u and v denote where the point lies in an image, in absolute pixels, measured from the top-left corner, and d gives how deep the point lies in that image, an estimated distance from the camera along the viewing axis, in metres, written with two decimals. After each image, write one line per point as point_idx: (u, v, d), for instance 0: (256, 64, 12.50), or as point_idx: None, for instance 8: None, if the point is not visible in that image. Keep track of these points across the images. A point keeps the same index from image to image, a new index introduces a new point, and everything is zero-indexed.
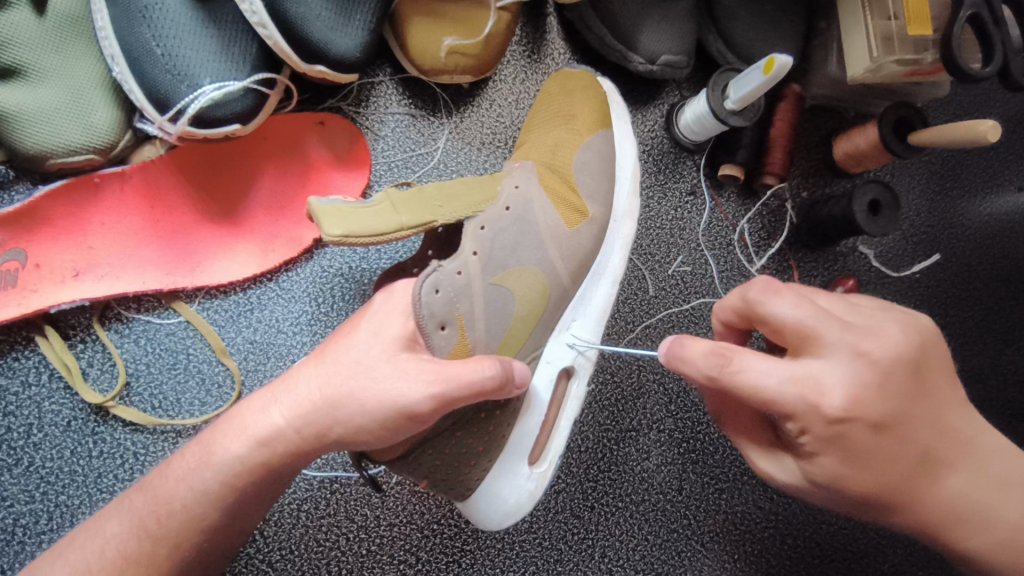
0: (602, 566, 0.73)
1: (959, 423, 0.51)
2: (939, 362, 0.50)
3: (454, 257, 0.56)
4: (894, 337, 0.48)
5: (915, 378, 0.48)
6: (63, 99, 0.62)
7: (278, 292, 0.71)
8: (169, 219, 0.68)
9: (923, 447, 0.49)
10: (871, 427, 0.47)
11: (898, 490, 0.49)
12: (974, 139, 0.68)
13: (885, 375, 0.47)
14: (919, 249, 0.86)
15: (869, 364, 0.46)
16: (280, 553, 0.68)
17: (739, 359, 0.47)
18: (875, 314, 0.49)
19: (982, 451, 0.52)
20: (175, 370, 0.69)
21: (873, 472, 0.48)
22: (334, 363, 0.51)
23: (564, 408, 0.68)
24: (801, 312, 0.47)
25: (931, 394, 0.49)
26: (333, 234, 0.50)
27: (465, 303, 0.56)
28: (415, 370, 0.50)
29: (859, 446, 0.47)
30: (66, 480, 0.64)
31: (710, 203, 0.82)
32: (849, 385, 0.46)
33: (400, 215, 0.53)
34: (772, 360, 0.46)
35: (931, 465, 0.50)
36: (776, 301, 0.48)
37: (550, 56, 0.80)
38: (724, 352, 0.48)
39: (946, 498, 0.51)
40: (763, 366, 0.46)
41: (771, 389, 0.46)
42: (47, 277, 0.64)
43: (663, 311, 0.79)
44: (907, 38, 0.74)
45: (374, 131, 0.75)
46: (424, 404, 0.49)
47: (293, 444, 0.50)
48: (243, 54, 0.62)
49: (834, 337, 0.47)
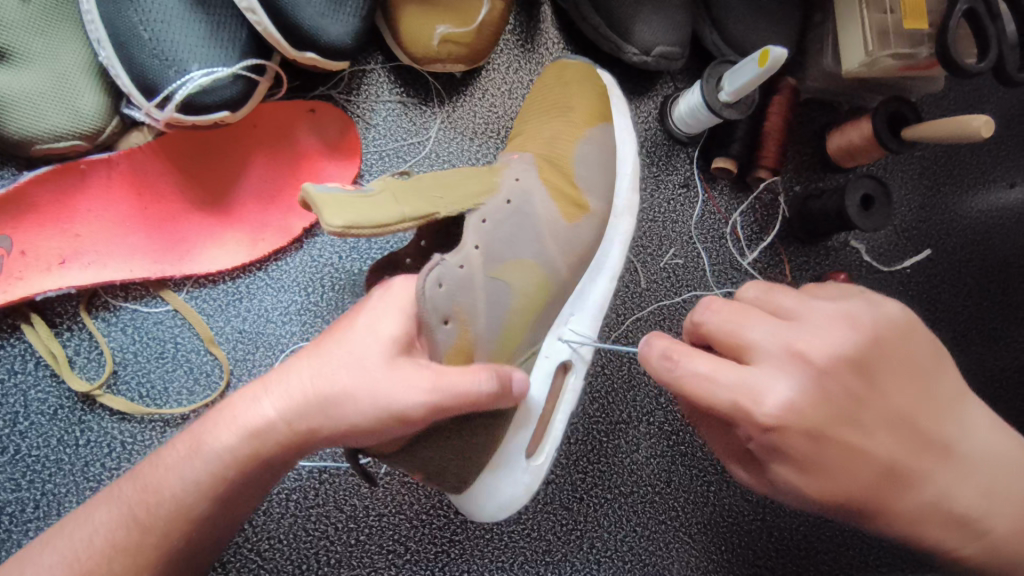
0: (590, 556, 0.73)
1: (932, 420, 0.49)
2: (893, 356, 0.48)
3: (456, 251, 0.56)
4: (843, 339, 0.47)
5: (863, 379, 0.47)
6: (49, 83, 0.61)
7: (267, 281, 0.71)
8: (157, 206, 0.67)
9: (881, 452, 0.47)
10: (817, 438, 0.46)
11: (864, 495, 0.48)
12: (967, 134, 0.68)
13: (831, 376, 0.46)
14: (910, 245, 0.86)
15: (812, 366, 0.46)
16: (269, 542, 0.68)
17: (685, 364, 0.47)
18: (824, 310, 0.49)
19: (971, 446, 0.51)
20: (163, 359, 0.68)
21: (834, 481, 0.47)
22: (331, 357, 0.50)
23: (559, 401, 0.68)
24: (745, 316, 0.48)
25: (884, 392, 0.48)
26: (333, 225, 0.49)
27: (466, 297, 0.56)
28: (413, 376, 0.50)
29: (815, 456, 0.46)
30: (53, 468, 0.64)
31: (703, 196, 0.82)
32: (794, 388, 0.45)
33: (403, 207, 0.53)
34: (716, 362, 0.46)
35: (893, 471, 0.48)
36: (711, 312, 0.49)
37: (544, 46, 0.79)
38: (673, 355, 0.48)
39: (925, 497, 0.49)
40: (708, 367, 0.47)
41: (719, 390, 0.46)
42: (33, 264, 0.63)
43: (654, 304, 0.79)
44: (903, 31, 0.73)
45: (366, 120, 0.75)
46: (418, 410, 0.49)
47: (284, 437, 0.49)
48: (232, 40, 0.61)
49: (770, 340, 0.47)
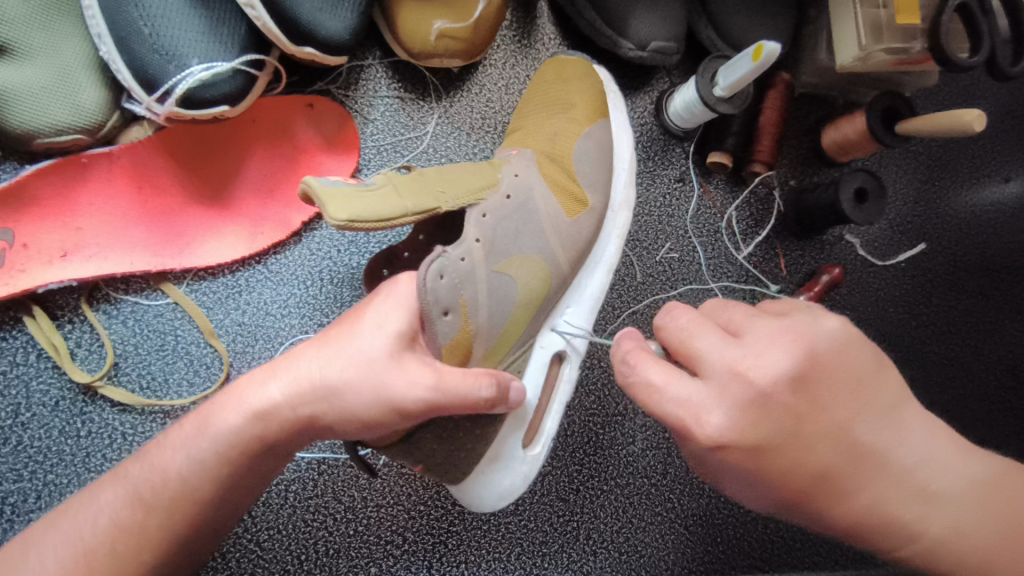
0: (586, 548, 0.74)
1: (879, 438, 0.48)
2: (840, 373, 0.47)
3: (457, 243, 0.56)
4: (779, 358, 0.46)
5: (805, 395, 0.46)
6: (50, 78, 0.61)
7: (266, 274, 0.71)
8: (158, 200, 0.68)
9: (820, 463, 0.47)
10: (752, 453, 0.46)
11: (808, 495, 0.48)
12: (959, 128, 0.69)
13: (769, 395, 0.46)
14: (904, 238, 0.86)
15: (748, 384, 0.46)
16: (268, 532, 0.68)
17: (639, 369, 0.48)
18: (768, 327, 0.47)
19: (935, 463, 0.49)
20: (164, 351, 0.69)
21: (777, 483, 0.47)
22: (342, 350, 0.51)
23: (556, 392, 0.68)
24: (700, 326, 0.48)
25: (827, 408, 0.47)
26: (338, 219, 0.49)
27: (469, 290, 0.56)
28: (415, 371, 0.50)
29: (755, 467, 0.47)
30: (55, 458, 0.65)
31: (699, 190, 0.83)
32: (726, 407, 0.45)
33: (405, 201, 0.54)
34: (673, 376, 0.47)
35: (830, 481, 0.47)
36: (671, 320, 0.50)
37: (540, 42, 0.80)
38: (629, 360, 0.49)
39: (868, 512, 0.48)
40: (660, 377, 0.47)
41: (665, 399, 0.47)
42: (34, 257, 0.64)
43: (650, 297, 0.80)
44: (896, 26, 0.74)
45: (364, 115, 0.75)
46: (418, 406, 0.50)
47: (288, 422, 0.50)
48: (232, 35, 0.62)
49: (715, 354, 0.47)
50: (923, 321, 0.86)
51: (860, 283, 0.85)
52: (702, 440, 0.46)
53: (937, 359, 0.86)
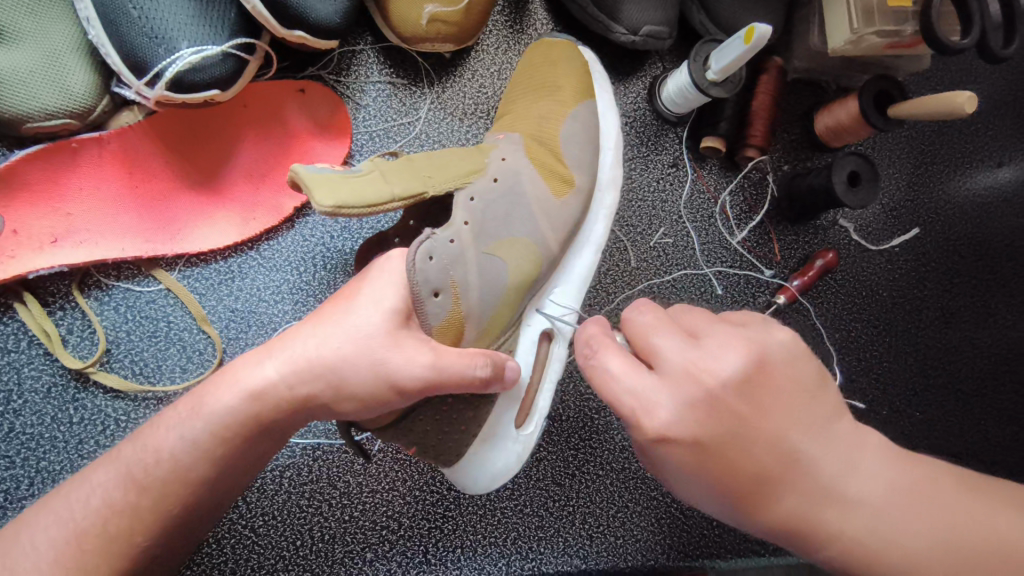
0: (582, 532, 0.74)
1: (816, 451, 0.47)
2: (783, 383, 0.47)
3: (447, 225, 0.56)
4: (730, 361, 0.47)
5: (750, 399, 0.47)
6: (38, 62, 0.61)
7: (260, 260, 0.71)
8: (148, 186, 0.68)
9: (759, 468, 0.46)
10: (700, 447, 0.46)
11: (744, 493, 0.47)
12: (951, 111, 0.69)
13: (719, 396, 0.46)
14: (898, 223, 0.87)
15: (701, 384, 0.46)
16: (263, 519, 0.68)
17: (599, 356, 0.49)
18: (725, 331, 0.49)
19: (876, 480, 0.48)
20: (157, 338, 0.69)
21: (720, 481, 0.46)
22: (340, 325, 0.52)
23: (547, 369, 0.67)
24: (661, 325, 0.49)
25: (770, 413, 0.47)
26: (325, 205, 0.50)
27: (460, 271, 0.56)
28: (413, 350, 0.52)
29: (701, 466, 0.46)
30: (47, 445, 0.64)
31: (693, 174, 0.82)
32: (685, 390, 0.46)
33: (393, 186, 0.54)
34: (629, 364, 0.47)
35: (769, 486, 0.47)
36: (636, 314, 0.50)
37: (532, 26, 0.80)
38: (591, 344, 0.50)
39: (807, 526, 0.47)
40: (618, 366, 0.47)
41: (615, 390, 0.47)
42: (25, 243, 0.64)
43: (644, 282, 0.80)
44: (887, 9, 0.74)
45: (356, 101, 0.75)
46: (416, 383, 0.51)
47: (284, 399, 0.50)
48: (222, 18, 0.62)
49: (672, 354, 0.47)
50: (917, 306, 0.86)
51: (853, 268, 0.85)
52: (653, 432, 0.46)
53: (932, 344, 0.86)
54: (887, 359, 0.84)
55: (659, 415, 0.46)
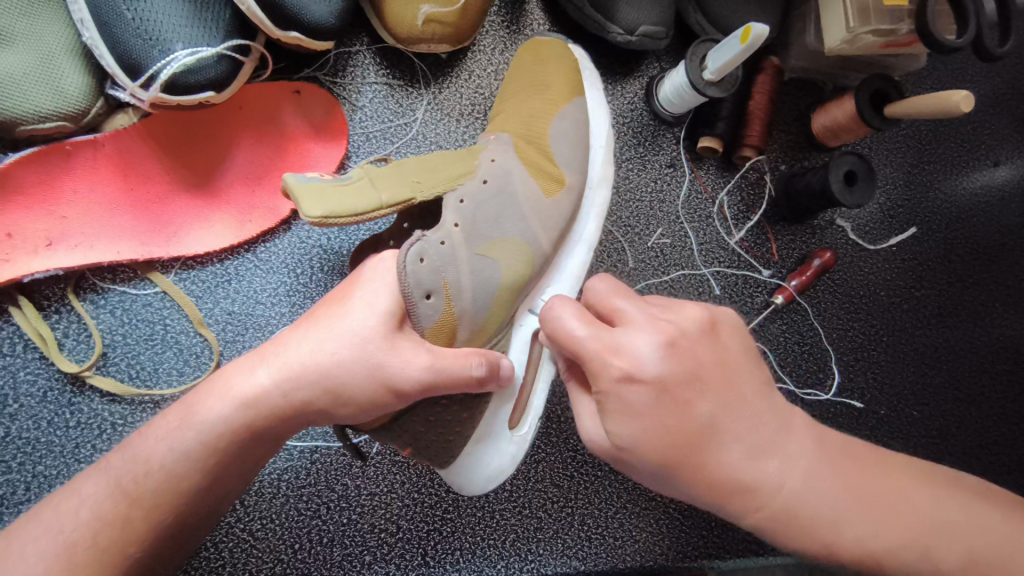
0: (581, 534, 0.74)
1: (784, 436, 0.48)
2: (733, 342, 0.51)
3: (437, 228, 0.57)
4: (690, 315, 0.50)
5: (716, 356, 0.49)
6: (31, 64, 0.60)
7: (256, 262, 0.71)
8: (144, 189, 0.68)
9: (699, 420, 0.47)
10: (663, 400, 0.46)
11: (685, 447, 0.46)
12: (947, 108, 0.68)
13: (688, 342, 0.48)
14: (895, 223, 0.87)
15: (667, 327, 0.48)
16: (261, 522, 0.68)
17: (559, 310, 0.50)
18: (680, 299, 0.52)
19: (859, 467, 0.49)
20: (153, 341, 0.68)
21: (665, 434, 0.46)
22: (335, 330, 0.52)
23: (541, 369, 0.67)
24: (620, 292, 0.51)
25: (727, 369, 0.49)
26: (313, 215, 0.50)
27: (452, 272, 0.56)
28: (411, 354, 0.52)
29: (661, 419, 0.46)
30: (43, 450, 0.64)
31: (690, 175, 0.82)
32: (657, 342, 0.47)
33: (381, 193, 0.54)
34: (587, 318, 0.50)
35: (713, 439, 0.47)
36: (596, 285, 0.53)
37: (528, 27, 0.80)
38: (552, 304, 0.52)
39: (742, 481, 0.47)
40: (577, 319, 0.49)
41: (578, 338, 0.49)
42: (20, 247, 0.63)
43: (643, 282, 0.80)
44: (883, 9, 0.74)
45: (352, 103, 0.75)
46: (416, 386, 0.51)
47: (279, 405, 0.50)
48: (216, 19, 0.61)
49: (633, 312, 0.50)
50: (915, 306, 0.86)
51: (851, 268, 0.85)
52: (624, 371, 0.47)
53: (931, 343, 0.86)
54: (885, 358, 0.84)
55: (630, 355, 0.47)
